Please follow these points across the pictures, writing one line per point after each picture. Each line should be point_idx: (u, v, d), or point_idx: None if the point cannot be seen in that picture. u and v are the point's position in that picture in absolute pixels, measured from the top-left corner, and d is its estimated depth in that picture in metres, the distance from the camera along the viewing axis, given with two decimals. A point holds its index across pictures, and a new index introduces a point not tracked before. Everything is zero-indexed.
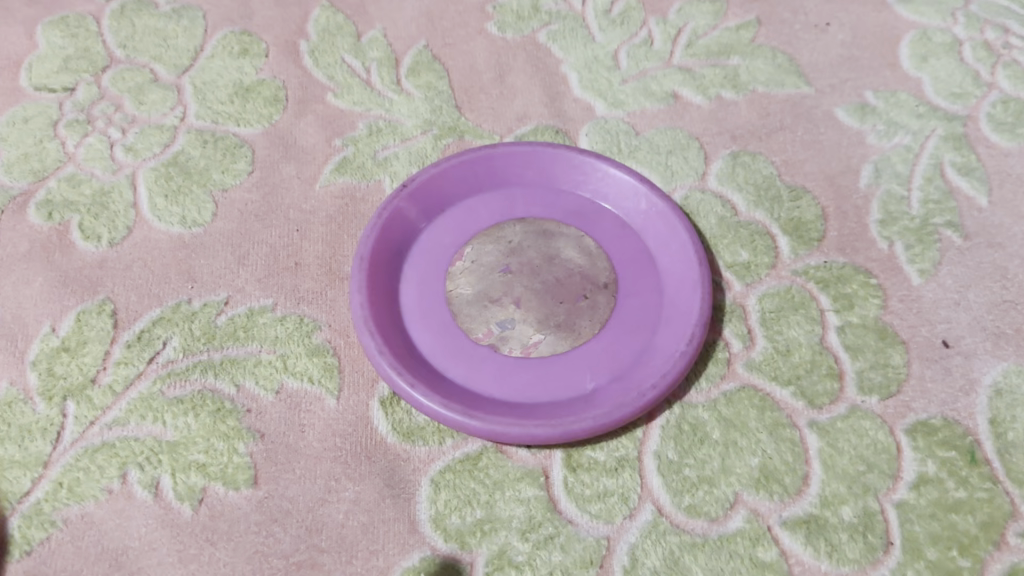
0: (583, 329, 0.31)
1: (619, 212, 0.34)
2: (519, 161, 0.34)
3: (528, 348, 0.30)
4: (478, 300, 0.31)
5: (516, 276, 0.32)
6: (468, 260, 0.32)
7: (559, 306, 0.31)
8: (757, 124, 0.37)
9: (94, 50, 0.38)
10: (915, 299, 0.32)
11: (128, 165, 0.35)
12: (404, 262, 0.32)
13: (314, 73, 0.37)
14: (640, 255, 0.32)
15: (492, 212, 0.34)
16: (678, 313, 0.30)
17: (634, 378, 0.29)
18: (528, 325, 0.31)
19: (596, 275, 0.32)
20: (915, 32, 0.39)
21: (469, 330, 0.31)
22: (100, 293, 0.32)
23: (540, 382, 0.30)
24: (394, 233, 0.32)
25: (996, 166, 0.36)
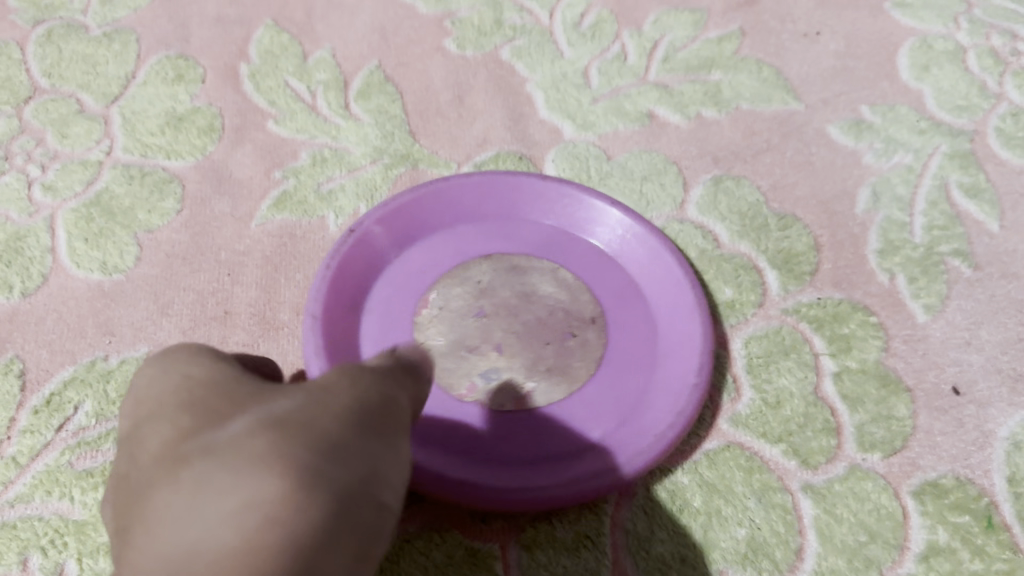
0: (578, 372, 0.27)
1: (594, 238, 0.30)
2: (476, 193, 0.30)
3: (520, 401, 0.26)
4: (453, 351, 0.27)
5: (492, 319, 0.28)
6: (434, 306, 0.28)
7: (546, 348, 0.27)
8: (741, 145, 0.33)
9: (16, 80, 0.35)
10: (921, 339, 0.29)
11: (47, 206, 0.32)
12: (360, 314, 0.28)
13: (255, 99, 0.34)
14: (625, 290, 0.29)
15: (453, 250, 0.30)
16: (676, 351, 0.27)
17: (641, 422, 0.26)
18: (516, 375, 0.27)
19: (581, 310, 0.28)
20: (915, 39, 0.36)
21: (449, 386, 0.27)
22: (9, 352, 0.29)
23: (535, 436, 0.26)
24: (345, 283, 0.28)
25: (1008, 186, 0.32)
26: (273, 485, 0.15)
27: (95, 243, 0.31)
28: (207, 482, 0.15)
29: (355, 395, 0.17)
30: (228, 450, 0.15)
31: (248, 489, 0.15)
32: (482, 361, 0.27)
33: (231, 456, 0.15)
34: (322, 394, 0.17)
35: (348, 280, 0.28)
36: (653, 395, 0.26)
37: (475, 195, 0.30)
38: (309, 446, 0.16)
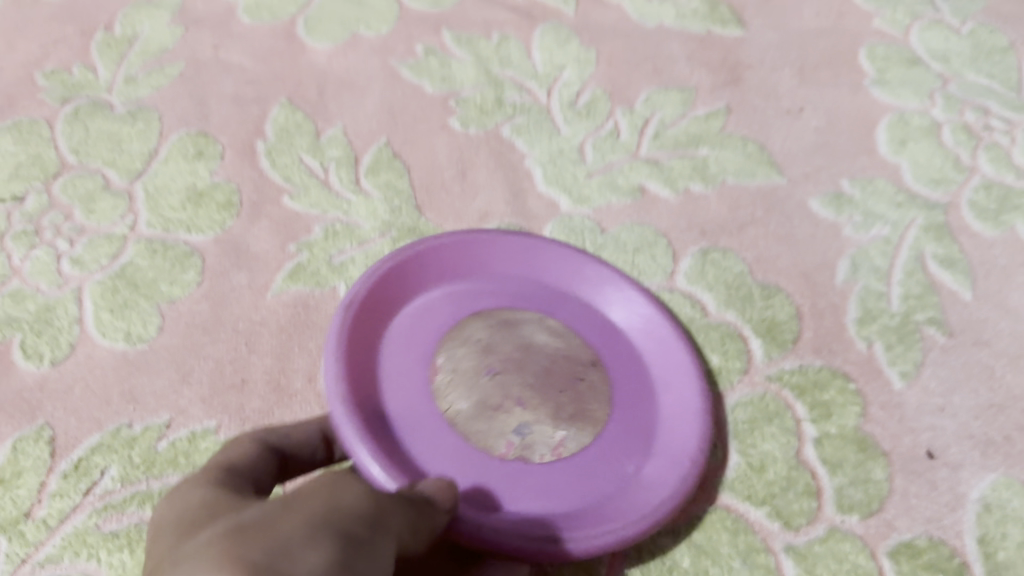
0: (596, 412, 0.29)
1: (558, 286, 0.32)
2: (441, 252, 0.31)
3: (555, 450, 0.28)
4: (481, 412, 0.28)
5: (507, 373, 0.29)
6: (447, 370, 0.29)
7: (563, 395, 0.29)
8: (727, 218, 0.35)
9: (46, 156, 0.37)
10: (897, 405, 0.31)
11: (75, 279, 0.34)
12: (378, 391, 0.28)
13: (271, 176, 0.36)
14: (605, 330, 0.31)
15: (437, 315, 0.30)
16: (674, 380, 0.30)
17: (670, 451, 0.28)
18: (546, 424, 0.28)
19: (578, 355, 0.30)
20: (892, 115, 0.38)
21: (488, 447, 0.27)
22: (39, 419, 0.31)
23: (576, 481, 0.27)
24: (355, 361, 0.28)
25: (980, 257, 0.34)
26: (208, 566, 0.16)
27: (121, 313, 0.33)
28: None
29: (325, 501, 0.18)
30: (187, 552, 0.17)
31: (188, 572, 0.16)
32: (512, 417, 0.28)
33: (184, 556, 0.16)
34: (294, 501, 0.18)
35: (357, 354, 0.28)
36: (662, 430, 0.29)
37: (435, 264, 0.31)
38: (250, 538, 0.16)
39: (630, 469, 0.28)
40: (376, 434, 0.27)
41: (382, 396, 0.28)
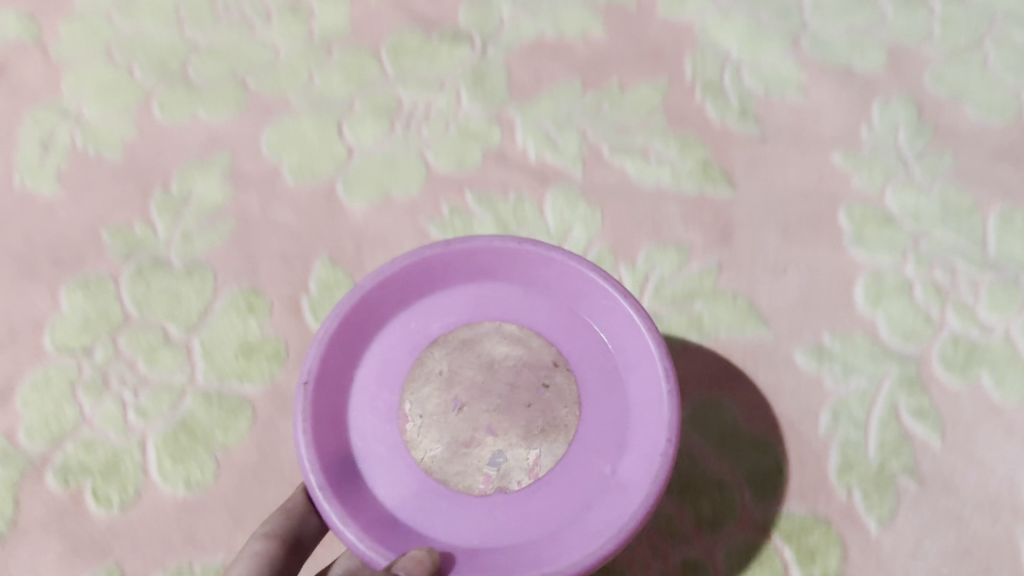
0: (565, 418, 0.35)
1: (506, 285, 0.38)
2: (385, 287, 0.37)
3: (529, 472, 0.34)
4: (455, 452, 0.35)
5: (470, 405, 0.35)
6: (416, 417, 0.35)
7: (531, 409, 0.35)
8: (721, 370, 0.40)
9: (111, 310, 0.42)
10: (873, 550, 0.37)
11: (138, 428, 0.39)
12: (354, 446, 0.35)
13: (315, 328, 0.41)
14: (560, 321, 0.37)
15: (400, 335, 0.37)
16: (632, 382, 0.36)
17: (635, 447, 0.35)
18: (517, 448, 0.35)
19: (540, 359, 0.36)
20: (867, 272, 0.43)
21: (469, 487, 0.34)
22: (110, 559, 0.37)
23: (560, 495, 0.34)
24: (326, 440, 0.35)
25: (950, 409, 0.39)
26: None
27: (181, 459, 0.38)
28: None
29: None
30: None
31: None
32: (483, 448, 0.35)
33: None
34: None
35: (324, 420, 0.35)
36: (619, 429, 0.35)
37: (381, 305, 0.37)
38: None
39: (606, 469, 0.35)
40: (358, 499, 0.34)
41: (363, 458, 0.35)
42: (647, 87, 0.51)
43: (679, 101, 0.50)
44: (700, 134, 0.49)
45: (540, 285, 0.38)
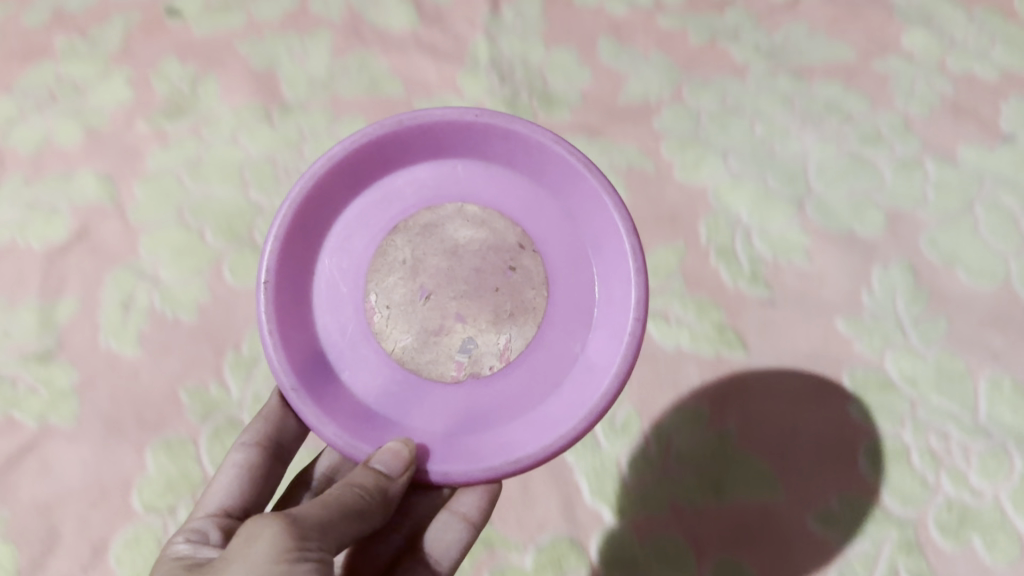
0: (525, 298, 0.45)
1: (456, 166, 0.47)
2: (347, 161, 0.45)
3: (501, 354, 0.44)
4: (427, 338, 0.44)
5: (435, 293, 0.45)
6: (392, 304, 0.45)
7: (498, 292, 0.45)
8: (733, 533, 0.49)
9: (191, 472, 0.50)
10: None
11: None
12: (327, 341, 0.45)
13: None
14: (510, 188, 0.47)
15: (367, 210, 0.47)
16: (576, 241, 0.46)
17: (587, 318, 0.45)
18: (487, 334, 0.44)
19: (504, 242, 0.46)
20: (870, 440, 0.51)
21: (442, 375, 0.44)
22: None
23: (528, 381, 0.44)
24: (295, 342, 0.44)
25: (943, 568, 0.48)
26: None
27: None
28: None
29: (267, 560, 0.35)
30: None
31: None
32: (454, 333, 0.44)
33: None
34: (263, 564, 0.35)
35: (293, 326, 0.44)
36: (576, 316, 0.45)
37: (339, 185, 0.46)
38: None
39: (574, 349, 0.45)
40: (321, 389, 0.43)
41: (331, 352, 0.45)
42: (665, 249, 0.57)
43: (696, 266, 0.56)
44: (714, 296, 0.55)
45: (495, 160, 0.47)
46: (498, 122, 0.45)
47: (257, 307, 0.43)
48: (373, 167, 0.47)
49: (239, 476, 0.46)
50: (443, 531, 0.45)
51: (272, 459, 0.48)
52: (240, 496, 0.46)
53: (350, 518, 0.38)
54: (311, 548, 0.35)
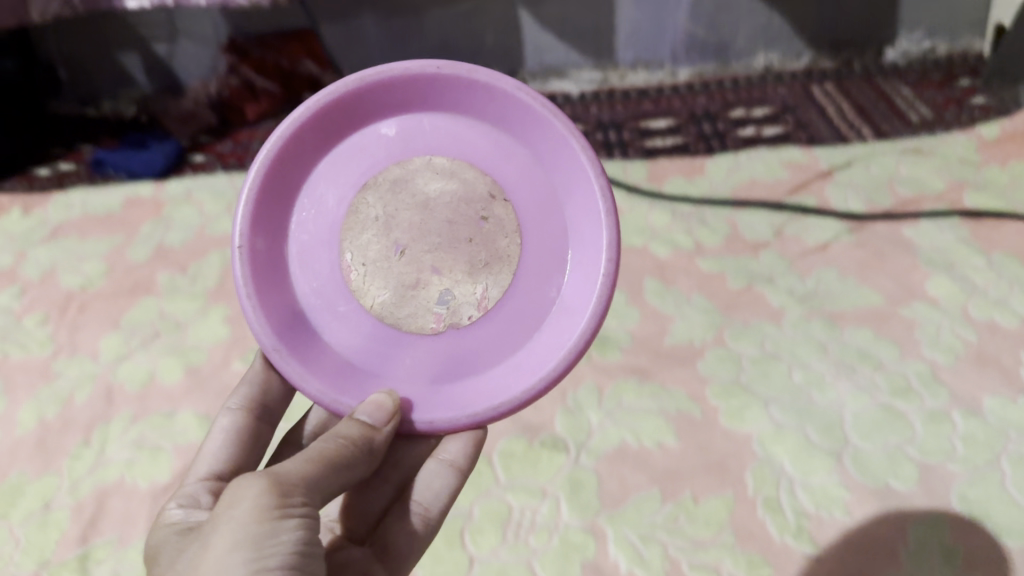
0: (497, 247, 0.54)
1: (422, 116, 0.55)
2: (311, 120, 0.53)
3: (478, 304, 0.54)
4: (408, 289, 0.54)
5: (410, 248, 0.54)
6: (374, 259, 0.54)
7: (470, 244, 0.54)
8: None
9: None
10: None
11: None
12: (309, 291, 0.55)
13: None
14: (475, 137, 0.55)
15: (337, 160, 0.55)
16: (541, 187, 0.55)
17: (554, 261, 0.55)
18: (464, 285, 0.54)
19: (476, 192, 0.55)
20: None
21: (422, 322, 0.54)
22: None
23: (505, 324, 0.54)
24: (275, 303, 0.53)
25: None
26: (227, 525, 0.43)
27: None
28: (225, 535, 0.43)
29: None
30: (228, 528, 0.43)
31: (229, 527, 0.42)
32: (432, 286, 0.54)
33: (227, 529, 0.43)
34: None
35: (272, 286, 0.54)
36: (542, 263, 0.55)
37: (305, 142, 0.54)
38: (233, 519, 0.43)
39: (551, 294, 0.55)
40: (299, 339, 0.54)
41: (309, 310, 0.55)
42: (717, 501, 0.62)
43: (745, 520, 0.61)
44: (764, 552, 0.59)
45: (460, 111, 0.55)
46: (460, 74, 0.53)
47: (236, 278, 0.52)
48: (339, 124, 0.55)
49: (227, 439, 0.58)
50: (435, 475, 0.58)
51: (255, 420, 0.60)
52: (229, 460, 0.57)
53: (326, 471, 0.47)
54: (294, 501, 0.43)
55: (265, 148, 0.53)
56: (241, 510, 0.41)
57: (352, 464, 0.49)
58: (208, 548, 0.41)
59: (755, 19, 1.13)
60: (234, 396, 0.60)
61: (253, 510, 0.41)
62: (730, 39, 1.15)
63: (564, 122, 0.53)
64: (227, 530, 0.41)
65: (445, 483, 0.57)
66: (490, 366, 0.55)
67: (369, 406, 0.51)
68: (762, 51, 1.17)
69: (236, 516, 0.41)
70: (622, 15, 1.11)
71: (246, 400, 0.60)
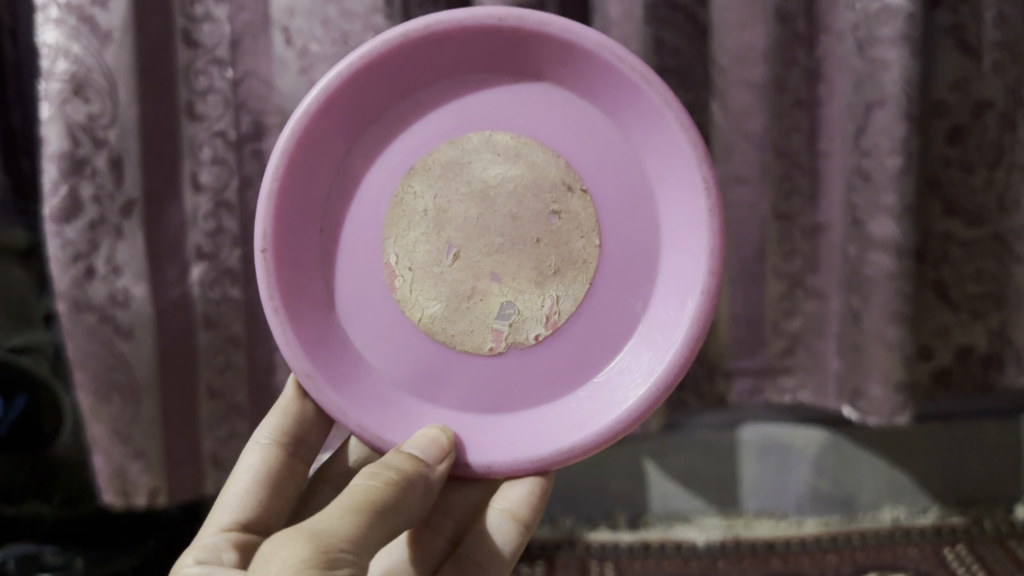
0: (570, 244, 0.72)
1: (482, 93, 0.74)
2: (338, 86, 0.69)
3: (546, 320, 0.72)
4: (473, 294, 0.73)
5: (463, 250, 0.73)
6: (439, 259, 0.73)
7: (537, 246, 0.72)
8: None
9: None
10: None
11: None
12: (351, 291, 0.75)
13: None
14: (517, 111, 0.73)
15: (397, 140, 0.74)
16: (596, 172, 0.72)
17: (619, 258, 0.73)
18: (532, 296, 0.72)
19: (546, 190, 0.72)
20: None
21: (478, 345, 0.73)
22: None
23: (586, 329, 0.73)
24: (304, 313, 0.72)
25: None
26: (277, 546, 0.52)
27: None
28: (269, 553, 0.52)
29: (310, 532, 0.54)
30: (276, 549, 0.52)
31: (278, 552, 0.52)
32: (493, 299, 0.73)
33: (274, 549, 0.53)
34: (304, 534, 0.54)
35: (300, 314, 0.71)
36: (614, 267, 0.73)
37: (332, 121, 0.72)
38: (283, 542, 0.53)
39: (637, 306, 0.73)
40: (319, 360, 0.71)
41: (345, 309, 0.75)
42: None
43: None
44: None
45: (527, 77, 0.73)
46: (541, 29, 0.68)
47: (264, 301, 0.69)
48: (380, 96, 0.73)
49: (255, 481, 0.78)
50: (496, 523, 0.74)
51: (280, 457, 0.80)
52: (258, 499, 0.77)
53: (364, 523, 0.56)
54: (341, 563, 0.52)
55: (290, 123, 0.69)
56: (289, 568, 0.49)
57: (386, 510, 0.58)
58: None
59: (877, 474, 1.16)
60: (263, 432, 0.80)
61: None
62: (853, 492, 1.17)
63: (658, 89, 0.68)
64: None
65: (510, 539, 0.74)
66: (554, 356, 0.74)
67: (417, 456, 0.65)
68: (887, 505, 1.17)
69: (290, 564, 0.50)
70: (744, 471, 1.17)
71: (274, 436, 0.80)
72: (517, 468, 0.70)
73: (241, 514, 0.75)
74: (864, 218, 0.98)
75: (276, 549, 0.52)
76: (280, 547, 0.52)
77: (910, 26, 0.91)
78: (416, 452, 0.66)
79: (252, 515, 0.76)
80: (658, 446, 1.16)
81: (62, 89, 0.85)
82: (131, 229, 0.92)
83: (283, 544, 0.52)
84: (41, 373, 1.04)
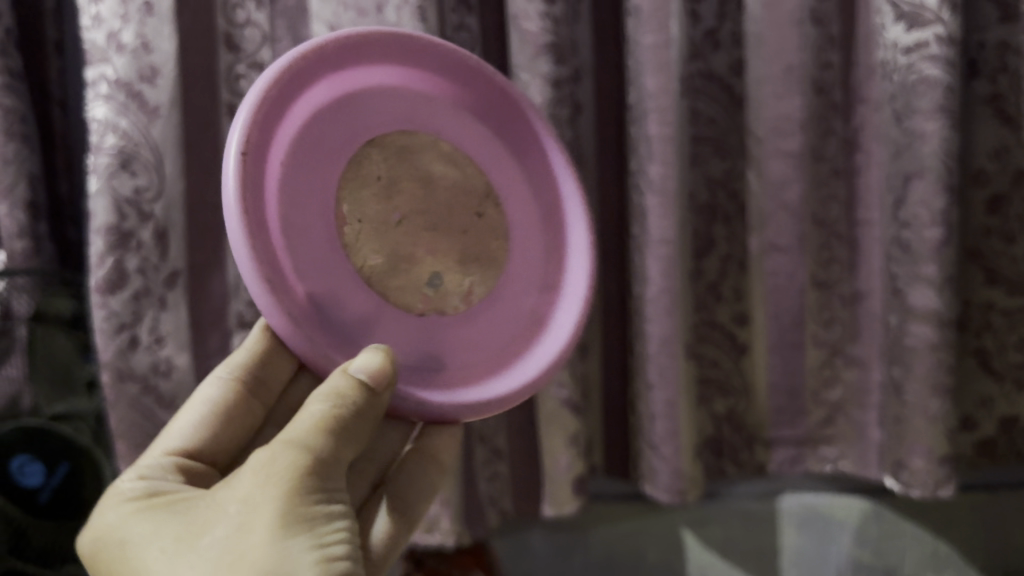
0: (488, 239, 0.74)
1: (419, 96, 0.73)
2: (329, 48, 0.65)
3: (464, 295, 0.72)
4: (409, 258, 0.69)
5: (404, 217, 0.69)
6: (381, 220, 0.67)
7: (458, 233, 0.72)
8: None
9: None
10: None
11: None
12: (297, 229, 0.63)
13: None
14: (445, 123, 0.74)
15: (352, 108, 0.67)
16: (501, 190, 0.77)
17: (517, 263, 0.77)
18: (456, 270, 0.71)
19: (470, 190, 0.74)
20: None
21: (409, 304, 0.68)
22: None
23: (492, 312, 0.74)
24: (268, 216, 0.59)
25: None
26: (267, 456, 0.53)
27: None
28: (256, 460, 0.53)
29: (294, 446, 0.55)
30: (262, 460, 0.53)
31: (270, 462, 0.53)
32: (424, 268, 0.69)
33: (260, 458, 0.54)
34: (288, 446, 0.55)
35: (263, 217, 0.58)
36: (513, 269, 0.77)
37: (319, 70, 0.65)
38: (270, 454, 0.54)
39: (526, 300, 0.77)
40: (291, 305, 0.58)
41: None
42: None
43: None
44: None
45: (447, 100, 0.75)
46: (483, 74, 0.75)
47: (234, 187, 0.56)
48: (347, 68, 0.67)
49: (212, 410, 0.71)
50: (423, 468, 0.78)
51: (244, 392, 0.74)
52: (213, 429, 0.70)
53: (338, 441, 0.56)
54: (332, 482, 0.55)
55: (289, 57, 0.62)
56: (286, 484, 0.51)
57: (351, 428, 0.58)
58: (257, 498, 0.51)
59: (920, 547, 1.13)
60: (222, 367, 0.74)
61: (296, 491, 0.51)
62: (897, 564, 1.14)
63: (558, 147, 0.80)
64: (274, 497, 0.51)
65: (433, 484, 0.78)
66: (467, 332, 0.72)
67: (371, 368, 0.58)
68: None
69: (287, 476, 0.52)
70: (785, 542, 1.16)
71: (232, 365, 0.74)
72: (451, 409, 0.66)
73: (189, 443, 0.69)
74: (905, 288, 0.97)
75: (264, 459, 0.53)
76: (271, 458, 0.53)
77: (949, 97, 0.90)
78: (375, 373, 0.58)
79: (203, 448, 0.69)
80: (696, 515, 1.16)
81: (109, 164, 0.86)
82: (175, 299, 0.93)
83: (274, 454, 0.53)
84: (82, 442, 1.03)
